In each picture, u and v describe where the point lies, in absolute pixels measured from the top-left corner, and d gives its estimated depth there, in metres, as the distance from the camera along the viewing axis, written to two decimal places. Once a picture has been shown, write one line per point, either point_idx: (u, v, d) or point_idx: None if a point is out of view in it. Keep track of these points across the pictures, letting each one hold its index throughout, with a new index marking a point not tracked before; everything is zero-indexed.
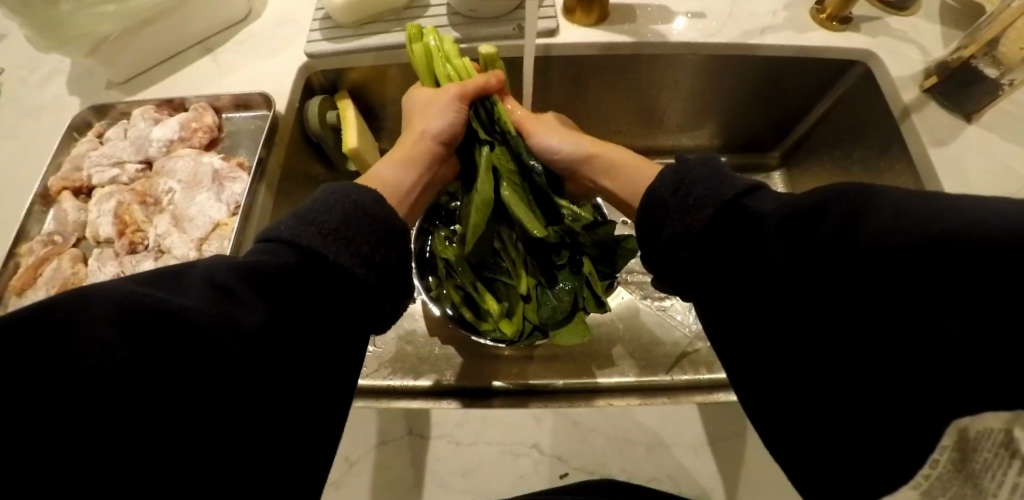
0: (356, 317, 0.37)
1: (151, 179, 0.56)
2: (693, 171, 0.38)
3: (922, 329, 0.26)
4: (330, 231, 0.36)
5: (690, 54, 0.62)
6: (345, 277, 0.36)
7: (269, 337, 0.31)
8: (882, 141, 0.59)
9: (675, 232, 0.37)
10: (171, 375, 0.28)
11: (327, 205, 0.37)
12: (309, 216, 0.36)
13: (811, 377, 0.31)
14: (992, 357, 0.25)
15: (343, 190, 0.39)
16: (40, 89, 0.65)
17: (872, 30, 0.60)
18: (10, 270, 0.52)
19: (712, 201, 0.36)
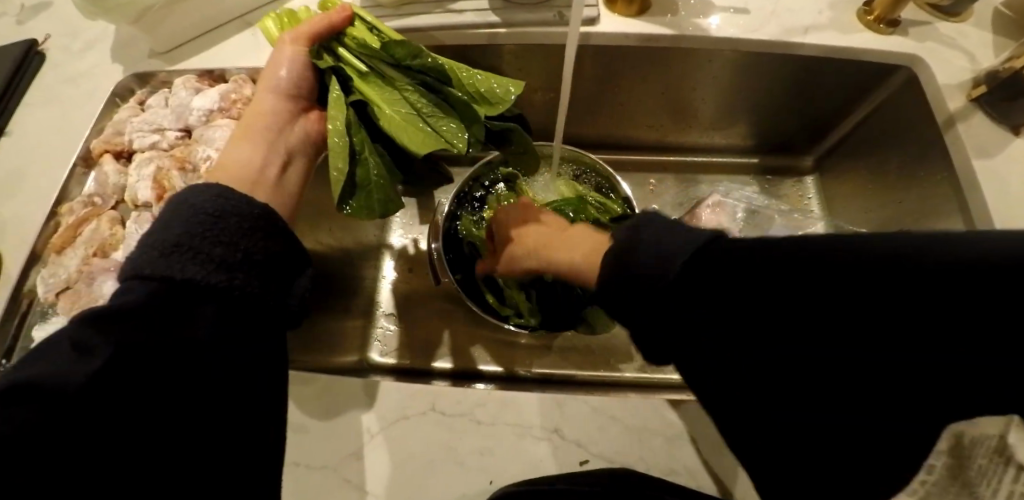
0: (258, 316, 0.35)
1: (190, 146, 0.56)
2: (646, 232, 0.32)
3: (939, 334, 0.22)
4: (171, 248, 0.33)
5: (729, 49, 0.61)
6: (203, 291, 0.33)
7: (135, 365, 0.30)
8: (922, 150, 0.58)
9: (636, 298, 0.31)
10: (45, 423, 0.27)
11: (165, 220, 0.34)
12: (151, 238, 0.33)
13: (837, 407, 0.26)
14: (1000, 359, 0.21)
15: (187, 201, 0.35)
16: (85, 56, 0.66)
17: (919, 35, 0.58)
18: (50, 228, 0.53)
19: (669, 267, 0.29)
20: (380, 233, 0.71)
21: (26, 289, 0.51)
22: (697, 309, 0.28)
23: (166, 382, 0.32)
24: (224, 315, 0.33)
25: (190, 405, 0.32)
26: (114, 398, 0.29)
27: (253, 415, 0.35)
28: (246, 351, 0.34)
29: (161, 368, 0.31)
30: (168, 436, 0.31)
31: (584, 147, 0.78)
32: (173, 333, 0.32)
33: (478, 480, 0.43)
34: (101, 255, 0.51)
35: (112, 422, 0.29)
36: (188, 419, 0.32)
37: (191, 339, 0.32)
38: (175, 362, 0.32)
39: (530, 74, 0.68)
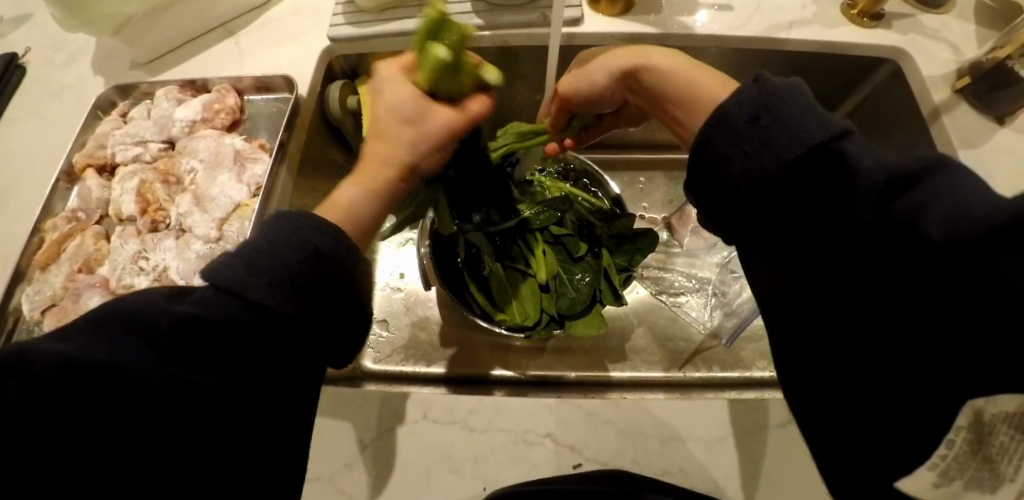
0: (329, 336, 0.34)
1: (174, 158, 0.56)
2: (779, 98, 0.30)
3: (919, 309, 0.25)
4: (281, 280, 0.32)
5: (715, 47, 0.61)
6: (275, 316, 0.31)
7: (202, 382, 0.30)
8: (909, 141, 0.58)
9: (711, 200, 0.34)
10: (112, 421, 0.28)
11: (269, 243, 0.33)
12: (259, 260, 0.32)
13: (843, 357, 0.28)
14: (988, 341, 0.24)
15: (290, 222, 0.34)
16: (66, 68, 0.66)
17: (903, 28, 0.58)
18: (35, 244, 0.53)
19: (795, 140, 0.28)
20: None
21: (13, 307, 0.50)
22: (770, 217, 0.30)
23: (219, 398, 0.30)
24: (297, 337, 0.32)
25: (239, 421, 0.31)
26: (178, 408, 0.29)
27: (288, 430, 0.33)
28: (286, 375, 0.32)
29: (221, 381, 0.30)
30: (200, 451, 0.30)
31: None
32: (244, 348, 0.31)
33: (472, 486, 0.43)
34: (86, 271, 0.51)
35: (169, 431, 0.29)
36: (237, 434, 0.31)
37: (255, 356, 0.31)
38: (233, 375, 0.31)
39: (517, 76, 0.68)
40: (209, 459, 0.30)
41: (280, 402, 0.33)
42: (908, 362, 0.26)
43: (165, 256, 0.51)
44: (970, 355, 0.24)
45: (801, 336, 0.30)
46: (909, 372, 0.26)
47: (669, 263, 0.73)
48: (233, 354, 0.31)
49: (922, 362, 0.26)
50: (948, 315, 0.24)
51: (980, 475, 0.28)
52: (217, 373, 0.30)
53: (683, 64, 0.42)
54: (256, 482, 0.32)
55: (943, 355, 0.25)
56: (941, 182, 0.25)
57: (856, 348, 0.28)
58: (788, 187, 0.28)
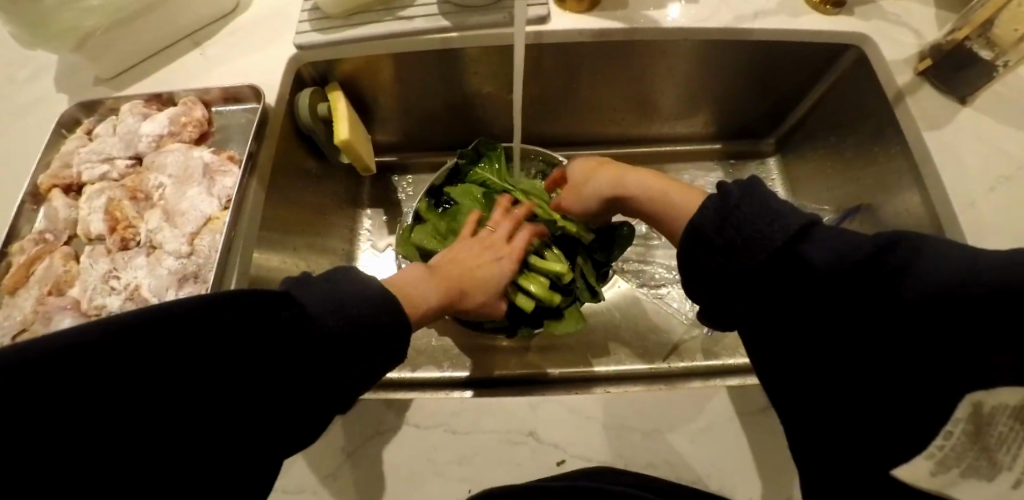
0: (340, 348, 0.36)
1: (141, 174, 0.55)
2: (744, 200, 0.37)
3: (917, 316, 0.29)
4: (350, 317, 0.37)
5: (684, 39, 0.61)
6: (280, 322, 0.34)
7: (204, 379, 0.30)
8: (877, 125, 0.59)
9: (700, 269, 0.39)
10: (112, 420, 0.27)
11: (354, 291, 0.38)
12: (338, 299, 0.37)
13: (834, 379, 0.32)
14: (989, 337, 0.28)
15: (363, 279, 0.40)
16: (28, 87, 0.64)
17: (866, 14, 0.59)
18: (2, 269, 0.51)
19: (763, 245, 0.34)
20: (349, 245, 0.74)
21: None
22: (762, 286, 0.35)
23: (219, 395, 0.31)
24: (297, 336, 0.35)
25: (239, 420, 0.31)
26: (180, 404, 0.29)
27: (287, 430, 0.34)
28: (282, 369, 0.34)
29: (219, 375, 0.31)
30: (194, 444, 0.30)
31: (548, 146, 0.79)
32: (243, 347, 0.32)
33: (458, 489, 0.43)
34: (56, 293, 0.50)
35: (173, 428, 0.29)
36: (237, 433, 0.31)
37: (255, 356, 0.32)
38: (234, 370, 0.32)
39: (489, 75, 0.68)
40: (210, 455, 0.30)
41: (280, 402, 0.33)
42: (910, 363, 0.30)
43: (136, 274, 0.50)
44: (967, 355, 0.28)
45: (783, 360, 0.35)
46: (914, 372, 0.30)
47: (649, 255, 0.73)
48: (233, 353, 0.32)
49: (925, 363, 0.29)
50: (948, 316, 0.28)
51: (976, 464, 0.31)
52: (222, 369, 0.31)
53: (666, 184, 0.49)
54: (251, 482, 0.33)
55: (944, 357, 0.29)
56: (905, 258, 0.30)
57: (851, 357, 0.32)
58: (774, 264, 0.34)
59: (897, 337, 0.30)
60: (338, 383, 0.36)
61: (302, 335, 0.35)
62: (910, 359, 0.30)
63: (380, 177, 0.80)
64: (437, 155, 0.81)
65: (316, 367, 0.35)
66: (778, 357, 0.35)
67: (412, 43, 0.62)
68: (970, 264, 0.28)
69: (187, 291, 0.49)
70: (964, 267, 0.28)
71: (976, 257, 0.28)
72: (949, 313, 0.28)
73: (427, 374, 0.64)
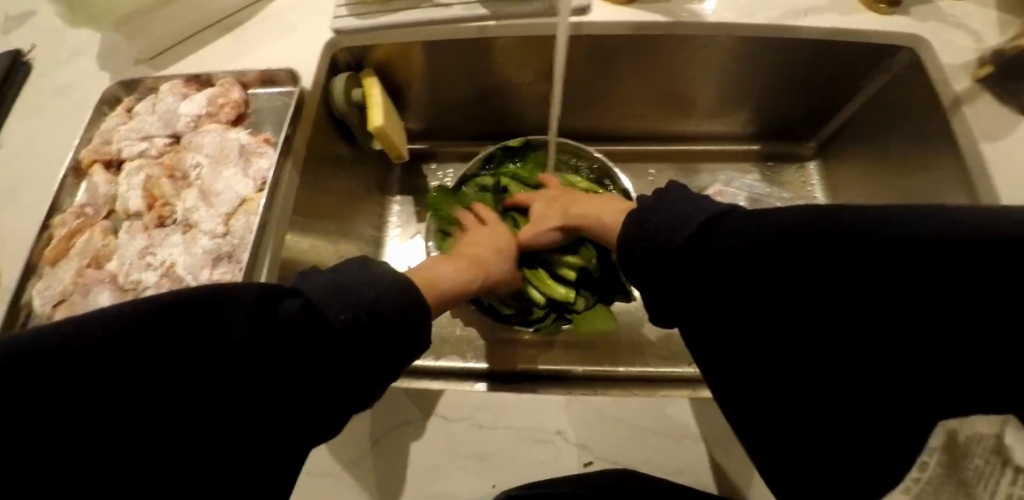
0: (342, 342, 0.36)
1: (179, 153, 0.56)
2: (668, 198, 0.41)
3: (924, 309, 0.24)
4: (359, 302, 0.37)
5: (727, 35, 0.60)
6: (292, 320, 0.35)
7: (207, 378, 0.31)
8: (927, 134, 0.57)
9: (664, 276, 0.37)
10: (115, 420, 0.29)
11: (367, 282, 0.38)
12: (347, 287, 0.37)
13: (818, 387, 0.29)
14: (996, 331, 0.22)
15: (372, 271, 0.40)
16: (72, 63, 0.65)
17: (922, 15, 0.56)
18: (44, 241, 0.53)
19: (686, 229, 0.37)
20: (378, 231, 0.75)
21: (23, 303, 0.50)
22: (731, 285, 0.32)
23: (219, 393, 0.31)
24: (314, 330, 0.35)
25: (234, 422, 0.31)
26: (177, 406, 0.30)
27: (288, 433, 0.33)
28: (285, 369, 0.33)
29: (221, 372, 0.32)
30: (194, 442, 0.30)
31: (579, 140, 0.78)
32: (242, 348, 0.32)
33: (482, 483, 0.43)
34: (95, 266, 0.51)
35: (169, 429, 0.30)
36: (233, 434, 0.31)
37: (255, 357, 0.33)
38: (235, 367, 0.32)
39: (525, 66, 0.67)
40: (207, 457, 0.31)
41: (278, 403, 0.33)
42: (910, 365, 0.25)
43: (172, 251, 0.51)
44: (981, 354, 0.23)
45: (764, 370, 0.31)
46: (918, 373, 0.25)
47: None
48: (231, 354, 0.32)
49: (930, 362, 0.24)
50: (960, 314, 0.23)
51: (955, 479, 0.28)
52: (227, 361, 0.32)
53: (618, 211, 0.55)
54: (256, 481, 0.32)
55: (952, 355, 0.24)
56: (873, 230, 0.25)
57: (848, 362, 0.27)
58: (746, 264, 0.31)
59: (901, 336, 0.25)
60: (339, 386, 0.35)
61: (301, 334, 0.35)
62: (902, 362, 0.25)
63: (410, 164, 0.80)
64: (466, 145, 0.81)
65: (315, 369, 0.34)
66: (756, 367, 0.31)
67: (449, 31, 0.61)
68: (959, 225, 0.22)
69: (221, 271, 0.49)
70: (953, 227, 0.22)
71: (961, 217, 0.23)
72: (954, 304, 0.23)
73: (449, 364, 0.64)
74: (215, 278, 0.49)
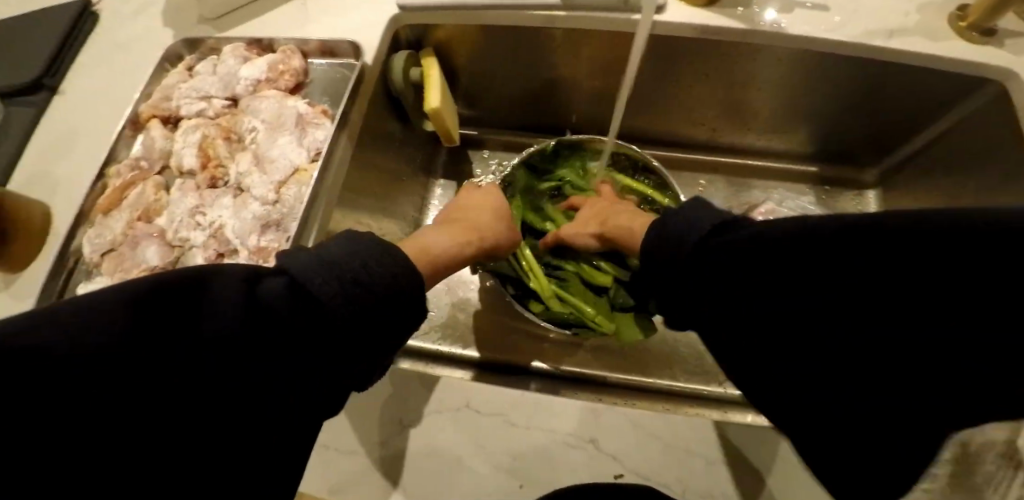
0: (338, 334, 0.33)
1: (236, 116, 0.56)
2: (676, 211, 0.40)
3: (921, 307, 0.21)
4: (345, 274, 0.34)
5: (802, 49, 0.57)
6: (288, 312, 0.31)
7: (201, 377, 0.27)
8: (1006, 174, 0.54)
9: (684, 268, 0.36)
10: (113, 419, 0.24)
11: (352, 254, 0.36)
12: (334, 260, 0.35)
13: (806, 382, 0.27)
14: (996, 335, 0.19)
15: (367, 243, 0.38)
16: (138, 16, 0.66)
17: (1016, 47, 0.53)
18: (98, 190, 0.53)
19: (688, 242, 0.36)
20: (418, 213, 0.75)
21: (72, 249, 0.51)
22: (736, 280, 0.30)
23: (218, 392, 0.27)
24: (312, 321, 0.32)
25: (236, 421, 0.28)
26: (180, 404, 0.26)
27: (288, 430, 0.31)
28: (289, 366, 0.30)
29: (212, 373, 0.27)
30: (196, 443, 0.27)
31: (630, 141, 0.76)
32: (250, 343, 0.28)
33: (509, 482, 0.43)
34: (145, 220, 0.52)
35: (171, 428, 0.26)
36: (235, 433, 0.28)
37: (253, 352, 0.29)
38: (228, 366, 0.28)
39: (587, 62, 0.66)
40: (206, 458, 0.28)
41: (280, 402, 0.30)
42: (904, 365, 0.22)
43: (221, 213, 0.51)
44: (982, 354, 0.19)
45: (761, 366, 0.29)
46: (913, 374, 0.22)
47: None
48: (236, 349, 0.28)
49: (930, 361, 0.21)
50: (958, 312, 0.20)
51: None
52: (211, 362, 0.27)
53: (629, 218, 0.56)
54: (257, 480, 0.30)
55: (950, 354, 0.20)
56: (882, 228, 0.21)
57: (835, 360, 0.25)
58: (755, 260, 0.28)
59: (900, 336, 0.22)
60: (338, 382, 0.34)
61: (299, 328, 0.31)
62: (893, 363, 0.23)
63: (457, 148, 0.79)
64: (514, 134, 0.80)
65: (316, 367, 0.32)
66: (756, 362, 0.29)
67: (514, 17, 0.59)
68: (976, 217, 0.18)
69: (268, 238, 0.49)
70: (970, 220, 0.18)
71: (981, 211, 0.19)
72: (954, 302, 0.19)
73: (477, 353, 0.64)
74: (262, 245, 0.49)
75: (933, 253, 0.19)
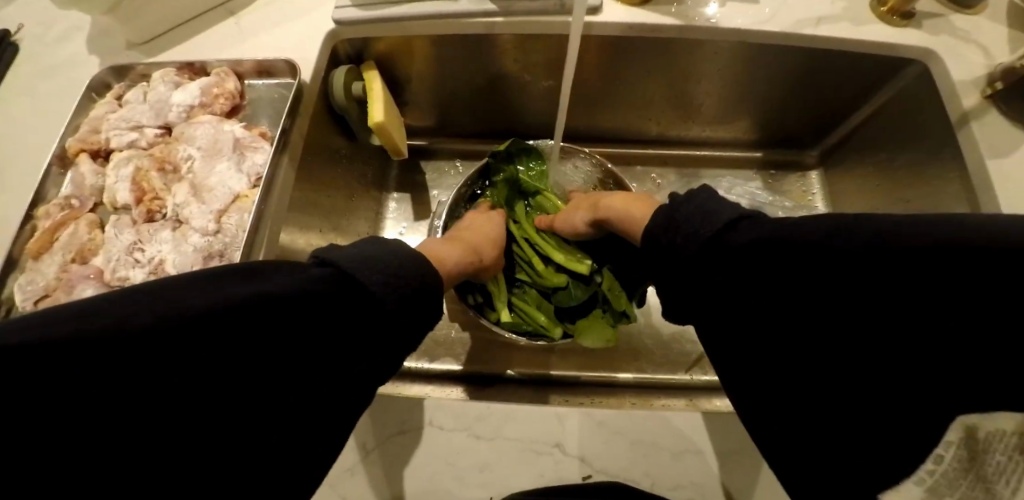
0: (338, 333, 0.33)
1: (171, 144, 0.54)
2: (683, 207, 0.40)
3: (925, 309, 0.24)
4: (383, 274, 0.37)
5: (739, 40, 0.58)
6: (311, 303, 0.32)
7: (206, 378, 0.27)
8: (935, 149, 0.56)
9: (675, 270, 0.39)
10: (114, 419, 0.25)
11: (379, 255, 0.38)
12: (371, 261, 0.37)
13: (822, 379, 0.28)
14: (993, 335, 0.23)
15: (388, 248, 0.39)
16: (58, 47, 0.63)
17: (934, 28, 0.56)
18: (26, 233, 0.50)
19: (701, 236, 0.36)
20: (373, 228, 0.74)
21: (3, 298, 0.48)
22: (736, 282, 0.32)
23: (216, 393, 0.27)
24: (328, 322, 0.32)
25: (236, 421, 0.28)
26: (182, 404, 0.26)
27: (289, 430, 0.31)
28: (286, 366, 0.31)
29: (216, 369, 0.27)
30: (180, 447, 0.27)
31: (581, 141, 0.77)
32: (251, 346, 0.29)
33: (478, 495, 0.42)
34: (80, 261, 0.49)
35: (172, 429, 0.26)
36: (234, 435, 0.28)
37: (253, 353, 0.29)
38: (233, 366, 0.28)
39: (532, 65, 0.66)
40: (203, 460, 0.28)
41: (280, 402, 0.30)
42: (910, 364, 0.25)
43: (161, 248, 0.49)
44: (981, 354, 0.23)
45: (756, 373, 0.32)
46: (918, 372, 0.25)
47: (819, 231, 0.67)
48: (236, 350, 0.28)
49: (931, 361, 0.25)
50: (959, 314, 0.23)
51: None
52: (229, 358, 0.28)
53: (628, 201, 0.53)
54: (258, 480, 0.30)
55: (953, 355, 0.24)
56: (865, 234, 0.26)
57: (852, 358, 0.27)
58: (758, 264, 0.31)
59: (900, 336, 0.25)
60: (341, 383, 0.34)
61: (299, 328, 0.31)
62: (898, 366, 0.26)
63: (408, 159, 0.78)
64: (466, 142, 0.79)
65: (316, 367, 0.32)
66: (757, 363, 0.32)
67: (455, 25, 0.59)
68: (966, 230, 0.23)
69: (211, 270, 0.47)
70: (938, 228, 0.24)
71: (977, 224, 0.23)
72: (958, 303, 0.23)
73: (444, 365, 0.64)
74: None
75: (937, 265, 0.23)
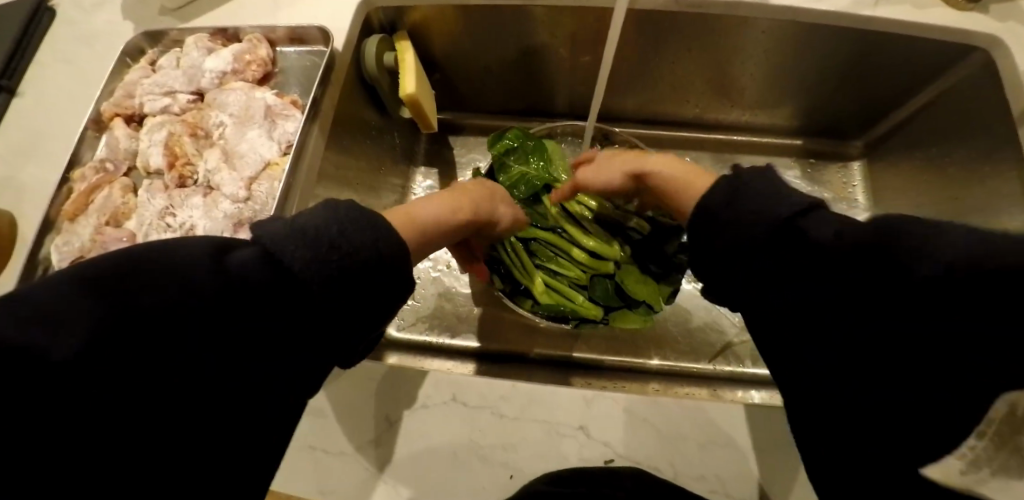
0: (340, 331, 0.31)
1: (202, 111, 0.54)
2: (741, 190, 0.34)
3: (929, 305, 0.24)
4: (351, 250, 0.31)
5: (788, 19, 0.56)
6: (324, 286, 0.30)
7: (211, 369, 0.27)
8: (993, 146, 0.53)
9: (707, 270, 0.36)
10: (113, 418, 0.25)
11: (340, 227, 0.32)
12: (335, 240, 0.31)
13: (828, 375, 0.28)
14: (994, 328, 0.23)
15: (354, 214, 0.33)
16: (96, 10, 0.63)
17: (1004, 13, 0.52)
18: (63, 194, 0.51)
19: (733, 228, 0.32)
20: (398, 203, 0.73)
21: (40, 257, 0.49)
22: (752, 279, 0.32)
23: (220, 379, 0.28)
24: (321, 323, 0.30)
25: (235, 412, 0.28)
26: (181, 404, 0.27)
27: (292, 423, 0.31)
28: (285, 363, 0.30)
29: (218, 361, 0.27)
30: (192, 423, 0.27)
31: (614, 122, 0.75)
32: (251, 342, 0.28)
33: (498, 474, 0.42)
34: (113, 225, 0.49)
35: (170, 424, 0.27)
36: (233, 426, 0.28)
37: (251, 352, 0.28)
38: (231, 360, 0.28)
39: (569, 40, 0.64)
40: None
41: (280, 401, 0.30)
42: (915, 357, 0.26)
43: (192, 214, 0.49)
44: (986, 348, 0.24)
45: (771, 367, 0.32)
46: (923, 366, 0.25)
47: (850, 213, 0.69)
48: (236, 349, 0.28)
49: (939, 357, 0.25)
50: (963, 308, 0.24)
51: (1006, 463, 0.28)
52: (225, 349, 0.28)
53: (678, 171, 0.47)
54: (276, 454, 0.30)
55: (959, 349, 0.24)
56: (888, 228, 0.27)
57: (860, 352, 0.27)
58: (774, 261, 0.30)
59: (908, 330, 0.25)
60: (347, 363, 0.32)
61: (300, 324, 0.30)
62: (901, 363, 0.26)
63: (437, 134, 0.77)
64: (496, 118, 0.78)
65: (315, 366, 0.31)
66: (773, 356, 0.32)
67: None
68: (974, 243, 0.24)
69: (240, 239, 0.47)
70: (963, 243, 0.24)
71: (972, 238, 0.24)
72: (961, 300, 0.24)
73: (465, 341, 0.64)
74: None
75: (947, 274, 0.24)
